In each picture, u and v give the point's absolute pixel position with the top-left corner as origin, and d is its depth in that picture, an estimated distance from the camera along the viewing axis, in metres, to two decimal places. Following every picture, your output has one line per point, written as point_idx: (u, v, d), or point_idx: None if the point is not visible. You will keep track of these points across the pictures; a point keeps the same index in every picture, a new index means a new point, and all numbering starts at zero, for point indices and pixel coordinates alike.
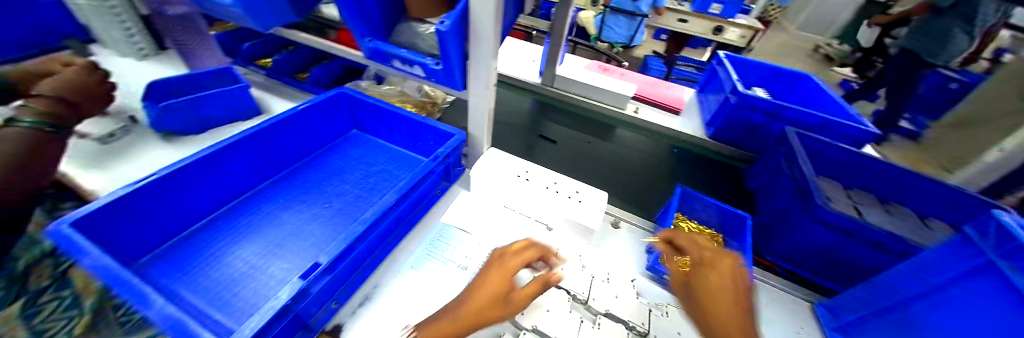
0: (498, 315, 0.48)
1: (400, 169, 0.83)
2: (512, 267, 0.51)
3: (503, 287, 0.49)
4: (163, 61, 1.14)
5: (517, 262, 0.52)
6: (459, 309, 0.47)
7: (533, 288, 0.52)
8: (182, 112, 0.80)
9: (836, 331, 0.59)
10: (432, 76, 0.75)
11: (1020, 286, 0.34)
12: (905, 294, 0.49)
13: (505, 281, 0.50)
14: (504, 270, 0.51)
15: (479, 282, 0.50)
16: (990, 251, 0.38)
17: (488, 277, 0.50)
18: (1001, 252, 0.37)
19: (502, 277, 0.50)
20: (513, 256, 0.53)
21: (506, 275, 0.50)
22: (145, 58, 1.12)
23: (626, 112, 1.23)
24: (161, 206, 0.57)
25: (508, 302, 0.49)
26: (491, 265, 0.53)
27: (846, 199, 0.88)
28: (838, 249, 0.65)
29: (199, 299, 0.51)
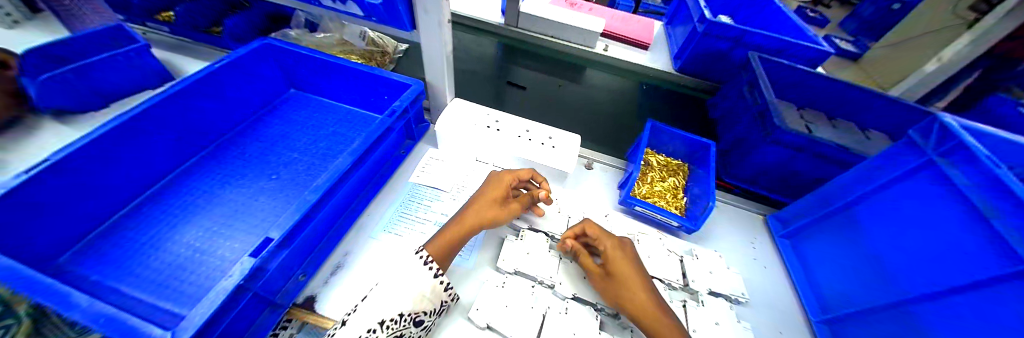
0: (495, 217, 0.54)
1: (354, 131, 0.75)
2: (506, 182, 0.58)
3: (498, 196, 0.56)
4: (40, 26, 0.88)
5: (510, 177, 0.58)
6: (462, 216, 0.53)
7: (523, 201, 0.58)
8: (70, 86, 0.62)
9: (784, 237, 0.66)
10: (372, 15, 0.63)
11: (959, 176, 0.38)
12: (844, 200, 0.55)
13: (501, 190, 0.56)
14: (501, 184, 0.57)
15: (479, 194, 0.56)
16: (930, 150, 0.42)
17: (486, 189, 0.57)
18: (941, 149, 0.41)
19: (500, 188, 0.57)
20: (507, 174, 0.59)
21: (503, 187, 0.57)
22: (17, 26, 0.87)
23: (596, 50, 1.22)
24: (67, 194, 0.47)
25: (504, 208, 0.55)
26: (487, 182, 0.59)
27: (799, 120, 0.94)
28: (789, 164, 0.70)
29: (145, 291, 0.46)
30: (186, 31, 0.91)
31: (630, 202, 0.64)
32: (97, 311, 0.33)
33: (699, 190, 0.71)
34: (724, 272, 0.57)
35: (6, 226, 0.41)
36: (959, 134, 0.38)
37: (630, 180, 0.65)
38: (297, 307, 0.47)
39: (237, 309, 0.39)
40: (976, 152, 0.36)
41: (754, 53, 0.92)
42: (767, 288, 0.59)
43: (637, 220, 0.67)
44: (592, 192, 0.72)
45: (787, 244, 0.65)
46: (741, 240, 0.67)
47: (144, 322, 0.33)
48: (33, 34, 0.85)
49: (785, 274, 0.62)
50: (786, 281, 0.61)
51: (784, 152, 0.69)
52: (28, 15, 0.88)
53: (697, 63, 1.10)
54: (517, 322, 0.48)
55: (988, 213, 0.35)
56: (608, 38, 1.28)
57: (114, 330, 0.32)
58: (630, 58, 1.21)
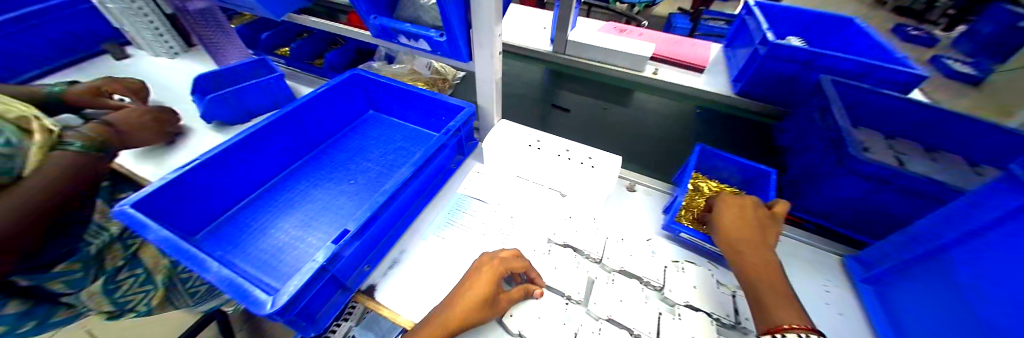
0: (485, 316, 0.48)
1: (416, 146, 0.85)
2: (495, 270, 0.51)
3: (491, 292, 0.48)
4: (192, 57, 1.18)
5: (505, 266, 0.52)
6: (445, 314, 0.46)
7: (518, 294, 0.52)
8: (225, 103, 0.82)
9: (868, 282, 0.57)
10: (438, 50, 0.74)
11: None
12: (936, 243, 0.47)
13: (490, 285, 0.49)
14: (490, 274, 0.50)
15: (468, 285, 0.49)
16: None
17: (479, 280, 0.49)
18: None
19: (487, 282, 0.49)
20: (501, 261, 0.53)
21: (492, 279, 0.49)
22: (175, 56, 1.17)
23: (646, 74, 1.18)
24: (209, 186, 0.63)
25: (495, 305, 0.49)
26: (473, 271, 0.51)
27: (886, 149, 0.83)
28: (869, 199, 0.63)
29: (250, 266, 0.58)
30: (294, 61, 1.13)
31: (674, 228, 0.61)
32: (222, 275, 0.43)
33: None
34: None
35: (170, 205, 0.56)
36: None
37: (674, 205, 0.63)
38: (360, 293, 0.55)
39: (317, 286, 0.47)
40: None
41: (826, 76, 0.84)
42: (841, 335, 0.52)
43: (682, 248, 0.63)
44: (633, 214, 0.71)
45: (871, 292, 0.56)
46: (809, 281, 0.59)
47: (254, 288, 0.42)
48: (195, 65, 1.14)
49: (868, 327, 0.53)
50: (870, 334, 0.52)
51: (863, 185, 0.61)
52: (184, 48, 1.19)
53: (760, 86, 1.01)
54: (548, 334, 0.49)
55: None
56: (658, 62, 1.26)
57: (234, 290, 0.42)
58: (682, 82, 1.17)
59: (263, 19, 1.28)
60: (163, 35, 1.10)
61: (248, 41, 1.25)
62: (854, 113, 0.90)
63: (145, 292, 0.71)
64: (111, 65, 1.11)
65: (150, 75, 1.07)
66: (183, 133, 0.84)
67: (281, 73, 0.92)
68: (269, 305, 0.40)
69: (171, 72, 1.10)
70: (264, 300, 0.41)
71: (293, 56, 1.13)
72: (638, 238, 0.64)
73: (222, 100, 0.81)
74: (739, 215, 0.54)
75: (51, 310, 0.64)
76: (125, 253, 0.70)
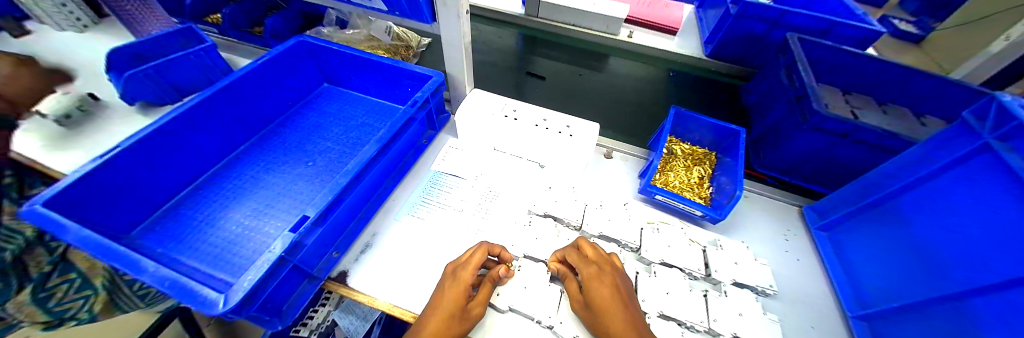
0: (458, 331, 0.44)
1: (381, 121, 0.79)
2: (465, 281, 0.47)
3: (458, 301, 0.46)
4: (107, 30, 0.99)
5: (469, 271, 0.48)
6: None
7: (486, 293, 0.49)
8: (150, 81, 0.71)
9: (821, 229, 0.62)
10: (396, 10, 0.66)
11: (1012, 162, 0.34)
12: (890, 188, 0.51)
13: (459, 297, 0.46)
14: (458, 285, 0.47)
15: (435, 306, 0.46)
16: (987, 134, 0.38)
17: (444, 295, 0.46)
18: (998, 134, 0.37)
19: (456, 295, 0.46)
20: (467, 266, 0.49)
21: (461, 291, 0.46)
22: (86, 30, 0.98)
23: (620, 37, 1.16)
24: (136, 177, 0.54)
25: (465, 316, 0.45)
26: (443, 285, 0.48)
27: (843, 105, 0.88)
28: (827, 152, 0.66)
29: (199, 262, 0.52)
30: (230, 30, 0.98)
31: (650, 191, 0.62)
32: (163, 275, 0.38)
33: (726, 178, 0.68)
34: (750, 263, 0.54)
35: (88, 203, 0.49)
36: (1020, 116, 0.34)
37: (650, 169, 0.64)
38: (332, 281, 0.52)
39: (278, 277, 0.43)
40: None
41: (792, 34, 0.85)
42: (797, 278, 0.57)
43: (657, 209, 0.65)
44: (610, 180, 0.71)
45: (823, 237, 0.61)
46: (772, 233, 0.63)
47: (203, 286, 0.38)
48: (106, 38, 0.96)
49: (820, 269, 0.59)
50: (821, 275, 0.57)
51: (823, 139, 0.65)
52: (94, 20, 0.99)
53: (729, 47, 1.02)
54: (535, 302, 0.50)
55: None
56: (632, 24, 1.22)
57: (179, 291, 0.37)
58: (658, 44, 1.15)
59: None
60: (67, 5, 0.91)
61: (171, 8, 1.06)
62: (818, 72, 0.93)
63: (85, 298, 0.61)
64: None
65: (47, 52, 0.89)
66: (102, 118, 0.72)
67: (214, 42, 0.79)
68: (223, 302, 0.36)
69: (79, 46, 0.92)
70: (216, 298, 0.37)
71: (226, 22, 0.97)
72: (616, 203, 0.65)
73: (143, 75, 0.68)
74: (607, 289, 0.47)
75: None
76: (50, 258, 0.60)
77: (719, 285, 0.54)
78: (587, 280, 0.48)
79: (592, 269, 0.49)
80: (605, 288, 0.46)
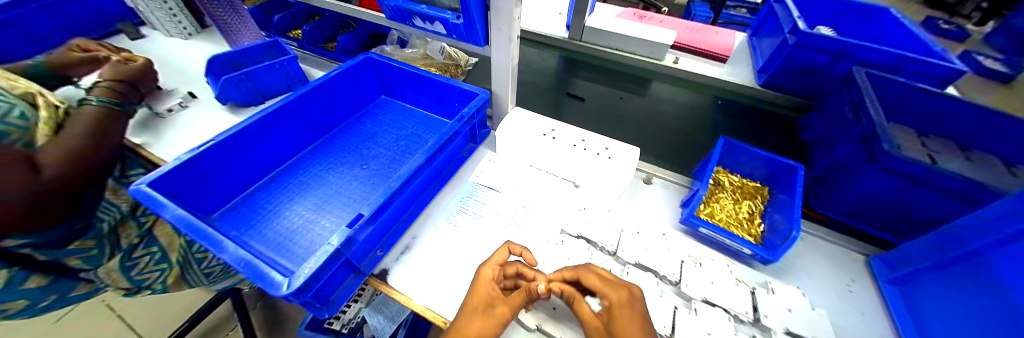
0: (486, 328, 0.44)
1: (427, 133, 0.84)
2: (488, 276, 0.50)
3: (483, 297, 0.48)
4: (206, 38, 1.18)
5: (491, 269, 0.51)
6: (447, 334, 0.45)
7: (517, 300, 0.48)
8: (240, 85, 0.82)
9: (892, 283, 0.56)
10: (453, 33, 0.72)
11: None
12: (972, 244, 0.45)
13: (484, 292, 0.48)
14: (481, 281, 0.50)
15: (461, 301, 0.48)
16: None
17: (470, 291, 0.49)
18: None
19: (486, 289, 0.49)
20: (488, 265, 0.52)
21: (484, 285, 0.49)
22: (190, 37, 1.17)
23: (666, 63, 1.15)
24: (224, 167, 0.63)
25: (490, 313, 0.46)
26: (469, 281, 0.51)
27: (919, 147, 0.80)
28: (902, 199, 0.60)
29: (265, 247, 0.58)
30: (307, 44, 1.13)
31: (693, 222, 0.60)
32: (240, 256, 0.44)
33: (781, 216, 0.64)
34: (806, 311, 0.50)
35: (183, 187, 0.58)
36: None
37: (694, 199, 0.61)
38: (374, 277, 0.56)
39: (331, 269, 0.47)
40: None
41: (858, 68, 0.80)
42: (863, 336, 0.51)
43: (699, 242, 0.62)
44: (648, 208, 0.70)
45: (895, 292, 0.55)
46: (832, 282, 0.58)
47: (270, 269, 0.43)
48: (210, 47, 1.14)
49: (891, 329, 0.52)
50: (894, 336, 0.51)
51: (895, 184, 0.59)
52: (197, 29, 1.19)
53: (784, 77, 0.97)
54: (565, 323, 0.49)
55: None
56: (677, 50, 1.21)
57: (251, 270, 0.42)
58: (704, 71, 1.12)
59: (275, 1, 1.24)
60: (176, 14, 1.09)
61: (262, 23, 1.24)
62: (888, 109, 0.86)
63: (160, 271, 0.73)
64: (129, 45, 1.11)
65: (166, 56, 1.07)
66: (199, 114, 0.85)
67: (294, 54, 0.91)
68: (286, 285, 0.41)
69: (188, 53, 1.10)
70: (280, 281, 0.41)
71: (304, 38, 1.11)
72: (654, 231, 0.63)
73: (234, 78, 0.80)
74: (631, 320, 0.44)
75: (70, 285, 0.64)
76: (138, 231, 0.71)
77: (767, 332, 0.49)
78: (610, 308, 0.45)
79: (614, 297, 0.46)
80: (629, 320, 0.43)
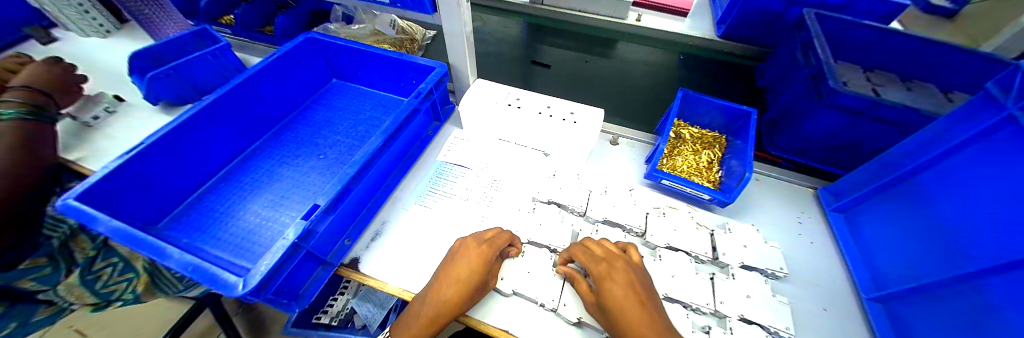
0: (469, 302, 0.46)
1: (387, 114, 0.80)
2: (483, 257, 0.48)
3: (476, 275, 0.46)
4: (129, 35, 1.04)
5: (489, 251, 0.49)
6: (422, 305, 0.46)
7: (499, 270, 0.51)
8: (169, 81, 0.74)
9: (837, 211, 0.61)
10: (396, 2, 0.67)
11: None
12: (909, 166, 0.48)
13: (478, 272, 0.47)
14: (477, 261, 0.48)
15: (446, 277, 0.47)
16: (1011, 105, 0.35)
17: (460, 268, 0.47)
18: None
19: (463, 282, 0.46)
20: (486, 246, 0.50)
21: (481, 265, 0.47)
22: (109, 35, 1.03)
23: (628, 21, 1.14)
24: (163, 172, 0.58)
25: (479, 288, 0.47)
26: (459, 256, 0.49)
27: (865, 82, 0.84)
28: (845, 132, 0.64)
29: (222, 251, 0.55)
30: (242, 30, 1.02)
31: (656, 176, 0.61)
32: (187, 262, 0.40)
33: (736, 163, 0.65)
34: (761, 246, 0.54)
35: (115, 198, 0.52)
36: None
37: (656, 154, 0.62)
38: (344, 267, 0.54)
39: (292, 264, 0.45)
40: None
41: (809, 10, 0.82)
42: (810, 263, 0.55)
43: (665, 195, 0.64)
44: (616, 167, 0.71)
45: (840, 220, 0.60)
46: (784, 216, 0.62)
47: (222, 271, 0.40)
48: (129, 43, 1.01)
49: (835, 253, 0.57)
50: (836, 258, 0.56)
51: (840, 118, 0.62)
52: (116, 25, 1.04)
53: (742, 26, 0.98)
54: (541, 285, 0.50)
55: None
56: (639, 7, 1.19)
57: (202, 275, 0.40)
58: (667, 27, 1.11)
59: None
60: (89, 11, 0.96)
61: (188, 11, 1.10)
62: (836, 49, 0.89)
63: (128, 280, 0.66)
64: (30, 49, 0.97)
65: (77, 58, 0.94)
66: (128, 118, 0.76)
67: (227, 42, 0.82)
68: (241, 285, 0.38)
69: (105, 53, 0.97)
70: (235, 282, 0.39)
71: (238, 22, 0.99)
72: (621, 189, 0.64)
73: (159, 76, 0.71)
74: (624, 285, 0.45)
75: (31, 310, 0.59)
76: (93, 244, 0.64)
77: (726, 268, 0.53)
78: (599, 277, 0.46)
79: (604, 265, 0.47)
80: (617, 286, 0.44)
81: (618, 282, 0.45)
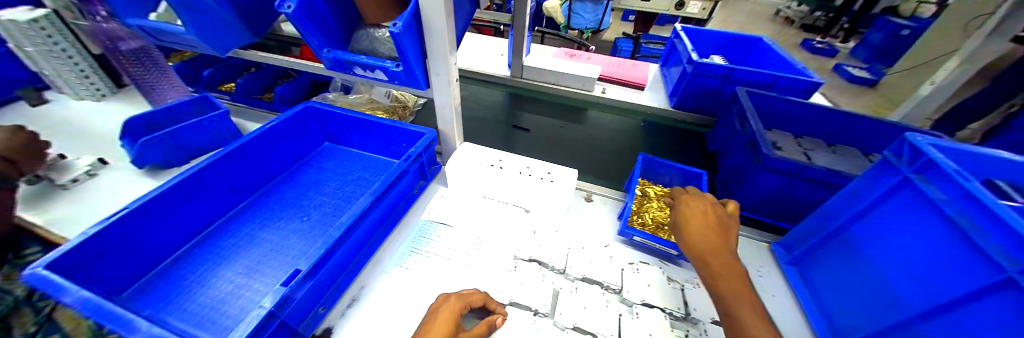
0: None
1: (375, 175, 0.85)
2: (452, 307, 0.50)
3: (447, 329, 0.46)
4: (125, 98, 1.09)
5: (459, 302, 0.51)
6: None
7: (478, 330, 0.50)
8: (161, 146, 0.77)
9: (790, 264, 0.66)
10: (394, 79, 0.76)
11: (933, 195, 0.41)
12: (839, 222, 0.56)
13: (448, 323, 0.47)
14: (447, 312, 0.49)
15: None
16: (908, 169, 0.45)
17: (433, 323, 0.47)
18: (916, 167, 0.44)
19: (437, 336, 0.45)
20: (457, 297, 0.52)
21: (450, 316, 0.48)
22: (103, 98, 1.07)
23: (595, 93, 1.32)
24: (140, 238, 0.57)
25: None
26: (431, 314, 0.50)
27: (796, 147, 0.99)
28: (784, 190, 0.73)
29: (186, 324, 0.52)
30: (240, 97, 1.09)
31: (628, 232, 0.67)
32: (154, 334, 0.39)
33: None
34: None
35: (86, 266, 0.50)
36: (928, 152, 0.41)
37: (625, 212, 0.69)
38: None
39: (264, 335, 0.44)
40: (944, 167, 0.39)
41: (740, 88, 1.00)
42: (774, 317, 0.58)
43: (638, 251, 0.68)
44: (592, 223, 0.76)
45: (794, 272, 0.65)
46: (746, 270, 0.67)
47: None
48: (127, 107, 1.05)
49: (796, 305, 0.61)
50: (797, 311, 0.60)
51: (778, 179, 0.72)
52: (113, 90, 1.09)
53: (690, 99, 1.16)
54: None
55: (967, 225, 0.36)
56: (604, 82, 1.39)
57: None
58: (629, 99, 1.29)
59: (203, 57, 1.20)
60: (89, 76, 1.01)
61: (189, 78, 1.18)
62: (768, 119, 1.06)
63: None
64: (22, 112, 0.99)
65: (70, 121, 0.97)
66: (110, 181, 0.76)
67: (227, 108, 0.88)
68: None
69: (100, 116, 1.00)
70: None
71: (239, 90, 1.08)
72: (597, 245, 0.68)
73: (152, 141, 0.74)
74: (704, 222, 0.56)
75: None
76: None
77: (699, 324, 0.55)
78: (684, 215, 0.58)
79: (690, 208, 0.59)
80: (698, 226, 0.56)
81: (698, 221, 0.56)
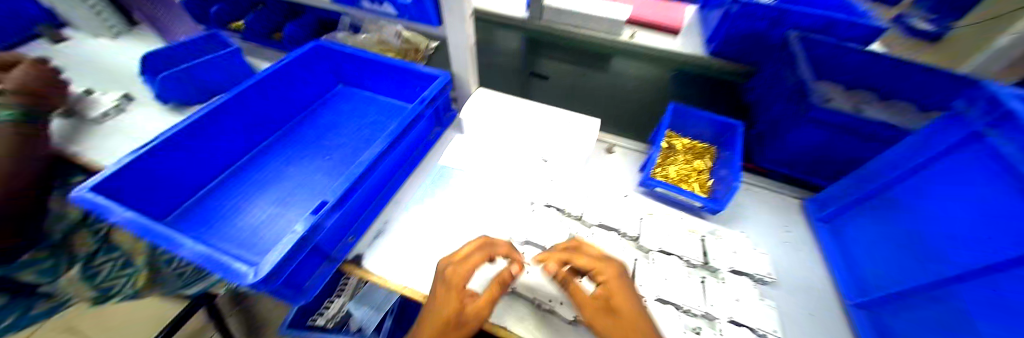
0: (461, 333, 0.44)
1: (390, 119, 0.83)
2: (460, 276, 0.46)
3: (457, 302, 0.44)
4: (139, 37, 1.06)
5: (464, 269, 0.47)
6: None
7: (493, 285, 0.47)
8: (178, 83, 0.76)
9: (822, 221, 0.63)
10: (404, 14, 0.70)
11: (1000, 151, 0.34)
12: (889, 177, 0.51)
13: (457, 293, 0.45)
14: (453, 284, 0.46)
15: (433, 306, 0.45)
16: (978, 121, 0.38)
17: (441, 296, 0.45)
18: (989, 120, 0.36)
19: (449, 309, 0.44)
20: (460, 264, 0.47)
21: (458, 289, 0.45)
22: (119, 36, 1.05)
23: (623, 38, 1.19)
24: (174, 168, 0.59)
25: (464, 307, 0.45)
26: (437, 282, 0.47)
27: (848, 100, 0.88)
28: (828, 145, 0.67)
29: (228, 245, 0.56)
30: (252, 36, 1.06)
31: (650, 183, 0.64)
32: (199, 251, 0.41)
33: (726, 171, 0.69)
34: (750, 252, 0.56)
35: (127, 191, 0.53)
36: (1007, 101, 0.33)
37: (649, 162, 0.65)
38: (349, 262, 0.56)
39: (300, 258, 0.46)
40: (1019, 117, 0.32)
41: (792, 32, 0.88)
42: (795, 269, 0.57)
43: (659, 202, 0.66)
44: (612, 174, 0.73)
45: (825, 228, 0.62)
46: (771, 224, 0.64)
47: (234, 262, 0.41)
48: (138, 45, 1.02)
49: (820, 259, 0.59)
50: (820, 264, 0.58)
51: (824, 132, 0.65)
52: (126, 28, 1.06)
53: (731, 46, 1.03)
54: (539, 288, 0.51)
55: None
56: (633, 26, 1.25)
57: (215, 264, 0.41)
58: (660, 45, 1.17)
59: None
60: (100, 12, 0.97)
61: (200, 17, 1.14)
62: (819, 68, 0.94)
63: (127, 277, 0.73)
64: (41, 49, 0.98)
65: (87, 58, 0.96)
66: (136, 117, 0.78)
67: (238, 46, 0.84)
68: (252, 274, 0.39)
69: (114, 54, 0.98)
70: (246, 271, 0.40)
71: (248, 29, 1.04)
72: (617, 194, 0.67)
73: (168, 77, 0.73)
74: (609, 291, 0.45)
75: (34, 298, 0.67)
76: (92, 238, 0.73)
77: (716, 272, 0.54)
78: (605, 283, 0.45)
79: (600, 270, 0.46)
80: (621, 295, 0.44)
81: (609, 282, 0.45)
